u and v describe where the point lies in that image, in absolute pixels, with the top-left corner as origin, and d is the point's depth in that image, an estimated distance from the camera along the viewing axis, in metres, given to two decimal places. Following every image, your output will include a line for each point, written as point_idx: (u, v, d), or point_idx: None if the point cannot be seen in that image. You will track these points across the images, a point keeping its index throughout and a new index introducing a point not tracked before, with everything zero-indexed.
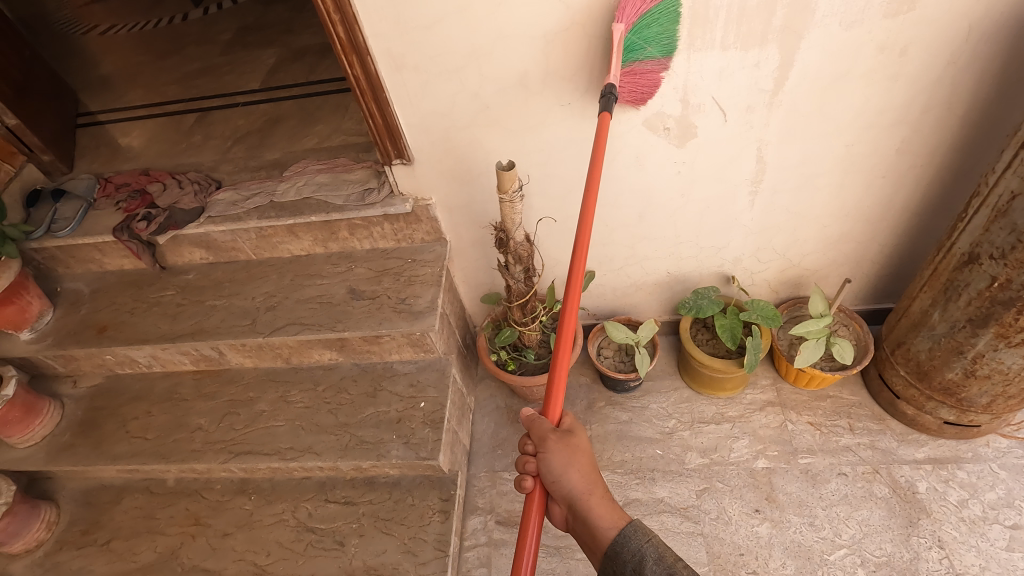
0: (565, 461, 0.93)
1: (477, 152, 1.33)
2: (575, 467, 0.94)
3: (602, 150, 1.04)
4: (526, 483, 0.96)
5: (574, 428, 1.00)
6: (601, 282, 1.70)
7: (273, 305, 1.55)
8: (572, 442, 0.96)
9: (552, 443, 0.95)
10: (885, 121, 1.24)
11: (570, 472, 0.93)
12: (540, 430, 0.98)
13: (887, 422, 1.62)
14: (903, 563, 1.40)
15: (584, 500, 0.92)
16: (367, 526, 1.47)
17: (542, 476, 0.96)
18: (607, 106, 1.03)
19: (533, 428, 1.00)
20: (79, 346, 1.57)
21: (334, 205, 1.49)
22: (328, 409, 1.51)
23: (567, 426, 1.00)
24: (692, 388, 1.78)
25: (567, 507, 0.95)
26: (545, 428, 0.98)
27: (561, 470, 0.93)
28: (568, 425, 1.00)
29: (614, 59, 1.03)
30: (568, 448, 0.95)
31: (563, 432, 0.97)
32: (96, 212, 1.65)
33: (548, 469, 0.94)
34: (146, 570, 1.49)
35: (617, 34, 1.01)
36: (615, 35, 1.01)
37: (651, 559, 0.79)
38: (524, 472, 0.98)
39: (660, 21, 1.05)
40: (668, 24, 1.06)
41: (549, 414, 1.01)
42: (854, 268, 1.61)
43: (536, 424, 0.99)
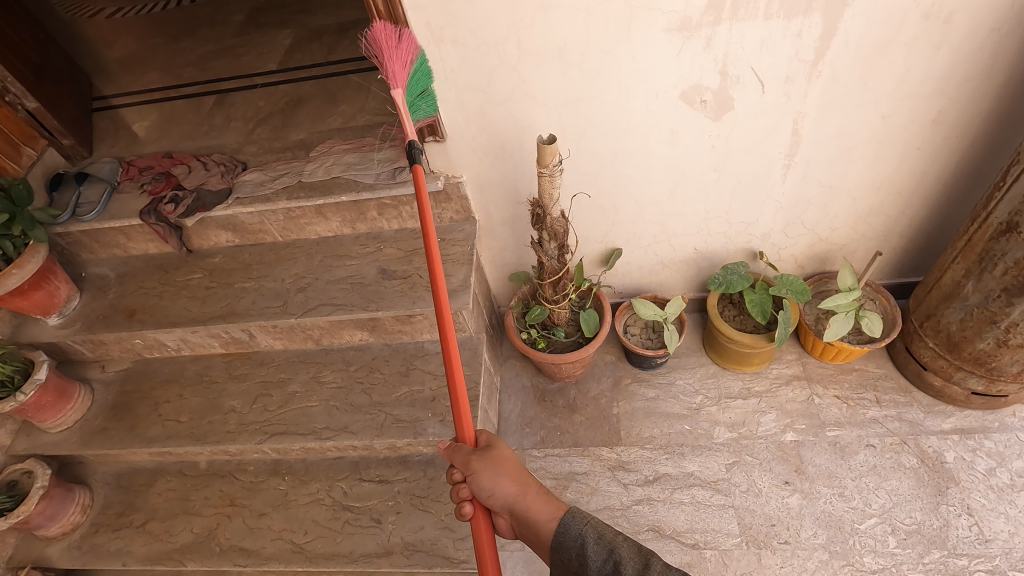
0: (492, 473, 0.94)
1: (513, 127, 1.33)
2: (504, 475, 0.94)
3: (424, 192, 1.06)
4: (465, 510, 0.95)
5: (492, 441, 1.00)
6: (628, 260, 1.71)
7: (304, 286, 1.55)
8: (493, 455, 0.96)
9: (477, 461, 0.95)
10: (924, 91, 1.24)
11: (501, 482, 0.93)
12: (461, 456, 0.97)
13: (913, 394, 1.64)
14: (934, 531, 1.42)
15: (522, 501, 0.92)
16: (403, 503, 1.48)
17: (477, 497, 0.95)
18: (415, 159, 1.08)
19: (455, 456, 0.99)
20: (109, 330, 1.57)
21: (365, 183, 1.48)
22: (361, 389, 1.52)
23: (485, 441, 1.01)
24: (718, 364, 1.79)
25: (509, 515, 0.95)
26: (465, 453, 0.97)
27: (492, 483, 0.94)
28: (485, 438, 1.00)
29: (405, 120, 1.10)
30: (491, 463, 0.95)
31: (482, 450, 0.98)
32: (121, 195, 1.64)
33: (480, 488, 0.94)
34: (184, 550, 1.50)
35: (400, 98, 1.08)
36: (399, 99, 1.08)
37: (591, 540, 0.84)
38: (461, 500, 0.97)
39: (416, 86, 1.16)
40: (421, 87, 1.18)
41: (465, 435, 1.00)
42: (882, 241, 1.61)
43: (456, 450, 0.99)
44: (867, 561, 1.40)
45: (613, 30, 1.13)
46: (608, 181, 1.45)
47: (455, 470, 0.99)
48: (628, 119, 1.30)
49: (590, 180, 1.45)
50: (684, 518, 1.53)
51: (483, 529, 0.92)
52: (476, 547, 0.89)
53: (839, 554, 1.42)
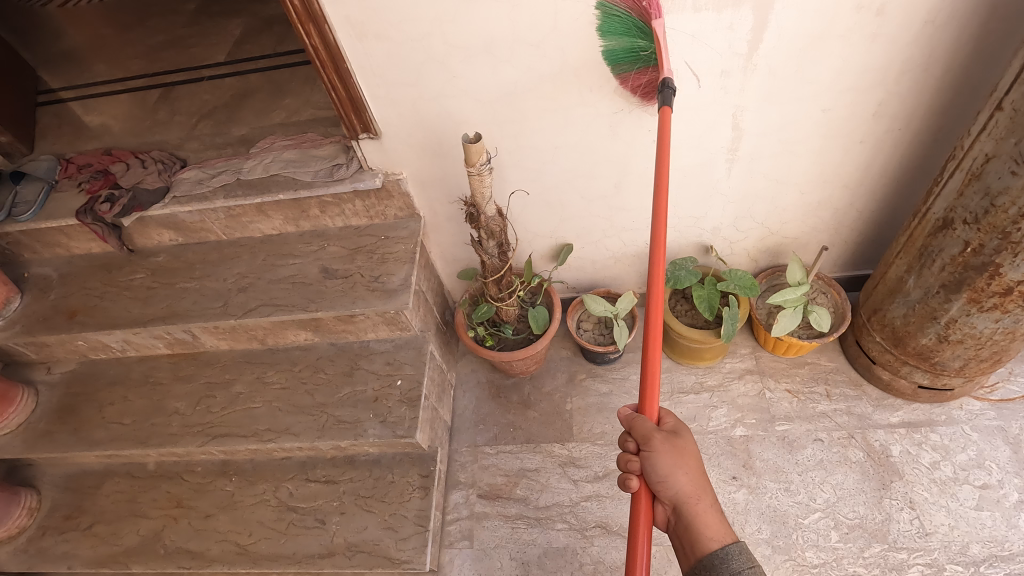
0: (674, 463, 0.93)
1: (446, 123, 1.29)
2: (683, 471, 0.93)
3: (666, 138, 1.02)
4: (631, 482, 0.95)
5: (679, 429, 0.99)
6: (580, 254, 1.68)
7: (245, 286, 1.52)
8: (679, 446, 0.95)
9: (661, 444, 0.94)
10: (863, 84, 1.21)
11: (678, 474, 0.93)
12: (642, 429, 0.97)
13: (863, 387, 1.63)
14: (876, 525, 1.43)
15: (691, 504, 0.92)
16: (349, 504, 1.48)
17: (647, 476, 0.95)
18: (666, 99, 1.02)
19: (635, 425, 0.99)
20: (50, 332, 1.54)
21: (303, 181, 1.45)
22: (305, 389, 1.50)
23: (670, 427, 1.00)
24: (672, 358, 1.78)
25: (671, 509, 0.95)
26: (648, 427, 0.97)
27: (668, 472, 0.93)
28: (672, 426, 1.00)
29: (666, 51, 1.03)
30: (675, 451, 0.94)
31: (667, 433, 0.97)
32: (58, 194, 1.60)
33: (653, 470, 0.94)
34: (130, 553, 1.49)
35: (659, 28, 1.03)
36: (660, 30, 1.02)
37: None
38: (628, 470, 0.97)
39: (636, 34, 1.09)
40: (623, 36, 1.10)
41: (646, 410, 1.00)
42: (832, 235, 1.60)
43: (638, 422, 0.98)
44: (808, 556, 1.41)
45: (540, 24, 1.10)
46: (551, 176, 1.42)
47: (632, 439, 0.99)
48: (566, 114, 1.27)
49: (532, 176, 1.43)
50: None
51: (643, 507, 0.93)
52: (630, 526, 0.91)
53: (781, 549, 1.43)
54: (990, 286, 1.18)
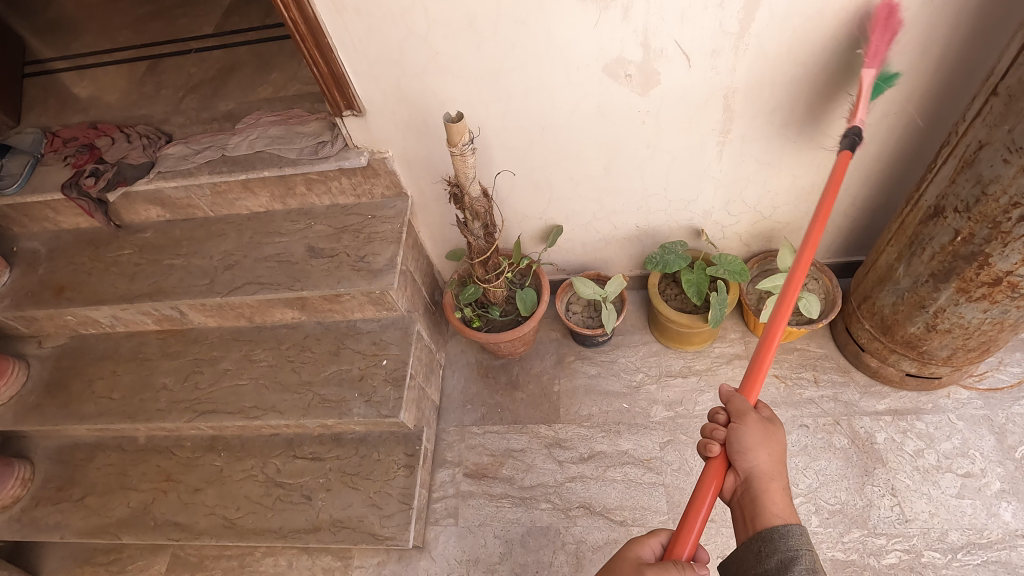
0: (760, 439, 0.97)
1: (432, 101, 1.27)
2: (766, 450, 0.96)
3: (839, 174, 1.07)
4: (712, 446, 1.00)
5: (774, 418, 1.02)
6: (570, 237, 1.67)
7: (231, 264, 1.52)
8: (769, 428, 0.98)
9: (752, 420, 0.99)
10: (858, 66, 1.18)
11: (760, 450, 0.96)
12: (739, 405, 1.02)
13: (851, 374, 1.63)
14: (856, 511, 1.43)
15: (764, 481, 0.94)
16: (335, 481, 1.49)
17: (728, 447, 0.99)
18: (850, 145, 1.08)
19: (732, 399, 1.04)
20: (38, 307, 1.55)
21: (288, 158, 1.43)
22: (292, 367, 1.51)
23: (765, 414, 1.03)
24: (662, 342, 1.77)
25: (742, 482, 0.98)
26: (744, 406, 1.02)
27: (751, 446, 0.96)
28: (768, 413, 1.02)
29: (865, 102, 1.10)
30: (761, 430, 0.98)
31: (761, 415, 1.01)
32: (44, 167, 1.59)
33: (736, 440, 0.98)
34: (121, 525, 1.52)
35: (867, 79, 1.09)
36: (867, 80, 1.09)
37: (804, 567, 0.83)
38: (711, 436, 1.03)
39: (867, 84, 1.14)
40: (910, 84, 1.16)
41: (748, 395, 1.06)
42: (826, 220, 1.58)
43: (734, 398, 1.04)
44: None
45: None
46: (539, 156, 1.40)
47: (724, 412, 1.04)
48: (553, 93, 1.24)
49: (520, 157, 1.41)
50: (615, 495, 1.55)
51: (715, 472, 1.00)
52: (698, 484, 0.99)
53: None
54: (979, 275, 1.16)
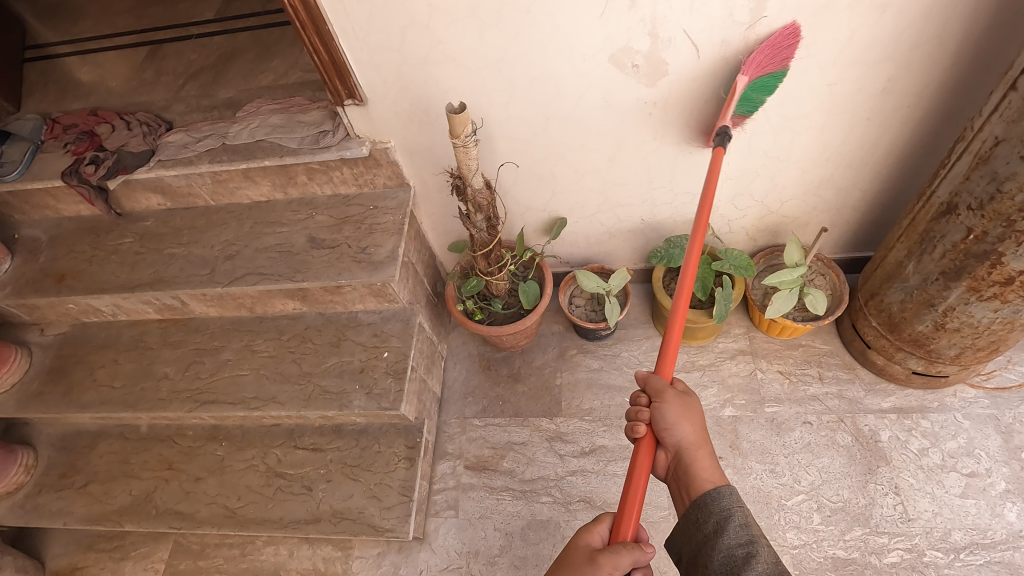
0: (681, 412, 1.02)
1: (435, 91, 1.25)
2: (688, 421, 1.02)
3: (715, 178, 1.15)
4: (639, 428, 1.03)
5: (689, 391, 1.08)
6: (574, 229, 1.65)
7: (232, 254, 1.50)
8: (688, 401, 1.04)
9: (672, 397, 1.04)
10: (871, 57, 1.15)
11: (684, 424, 1.01)
12: (656, 384, 1.06)
13: (856, 371, 1.61)
14: (858, 509, 1.43)
15: (692, 451, 1.00)
16: (335, 472, 1.49)
17: (654, 426, 1.03)
18: (721, 143, 1.16)
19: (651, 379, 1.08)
20: (39, 295, 1.54)
21: (288, 147, 1.41)
22: (292, 358, 1.50)
23: (681, 387, 1.08)
24: (665, 336, 1.76)
25: (672, 455, 1.03)
26: (661, 384, 1.06)
27: (676, 421, 1.01)
28: (683, 387, 1.08)
29: (731, 103, 1.15)
30: (682, 403, 1.03)
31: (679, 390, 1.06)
32: (44, 155, 1.58)
33: (661, 418, 1.02)
34: (123, 512, 1.53)
35: (739, 84, 1.12)
36: (738, 85, 1.12)
37: (736, 523, 0.89)
38: (637, 419, 1.06)
39: (753, 92, 1.17)
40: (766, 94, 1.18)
41: (662, 371, 1.10)
42: (834, 215, 1.55)
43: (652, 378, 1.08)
44: (790, 537, 1.42)
45: None
46: (542, 148, 1.38)
47: (645, 394, 1.08)
48: (558, 84, 1.22)
49: (523, 148, 1.38)
50: (616, 490, 1.55)
51: (645, 451, 1.02)
52: (630, 465, 1.00)
53: (763, 529, 1.44)
54: (991, 275, 1.14)
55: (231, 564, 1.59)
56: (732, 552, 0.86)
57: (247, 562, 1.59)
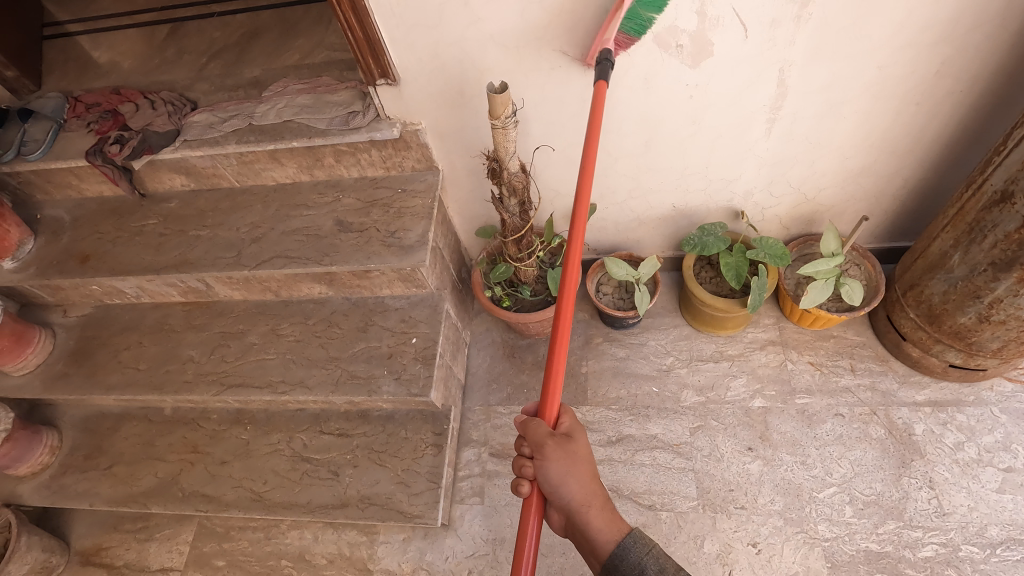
0: (565, 470, 0.95)
1: (470, 71, 1.21)
2: (575, 477, 0.95)
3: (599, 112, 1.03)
4: (523, 489, 0.97)
5: (573, 431, 1.02)
6: (603, 215, 1.62)
7: (258, 237, 1.48)
8: (571, 451, 0.97)
9: (555, 453, 0.96)
10: (926, 39, 1.11)
11: (570, 482, 0.95)
12: (536, 437, 0.98)
13: (889, 363, 1.59)
14: (891, 502, 1.41)
15: (583, 508, 0.95)
16: (362, 457, 1.49)
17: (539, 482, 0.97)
18: (603, 73, 1.04)
19: (531, 431, 0.99)
20: (63, 276, 1.53)
21: (317, 128, 1.38)
22: (319, 343, 1.49)
23: (565, 430, 1.02)
24: (693, 326, 1.73)
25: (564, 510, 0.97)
26: (542, 435, 0.98)
27: (561, 481, 0.95)
28: (565, 432, 1.01)
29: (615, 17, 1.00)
30: (565, 457, 0.96)
31: (560, 438, 0.99)
32: (67, 134, 1.55)
33: (546, 478, 0.96)
34: (148, 494, 1.53)
35: None
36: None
37: None
38: (521, 476, 0.99)
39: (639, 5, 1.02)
40: (655, 10, 1.03)
41: (544, 414, 1.02)
42: (872, 204, 1.51)
43: (530, 432, 0.99)
44: (821, 529, 1.40)
45: None
46: (577, 131, 1.34)
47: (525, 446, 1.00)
48: None
49: (556, 132, 1.35)
50: (644, 479, 1.53)
51: (535, 514, 0.96)
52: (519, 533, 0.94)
53: (794, 521, 1.42)
54: None
55: (256, 547, 1.60)
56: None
57: (272, 546, 1.59)
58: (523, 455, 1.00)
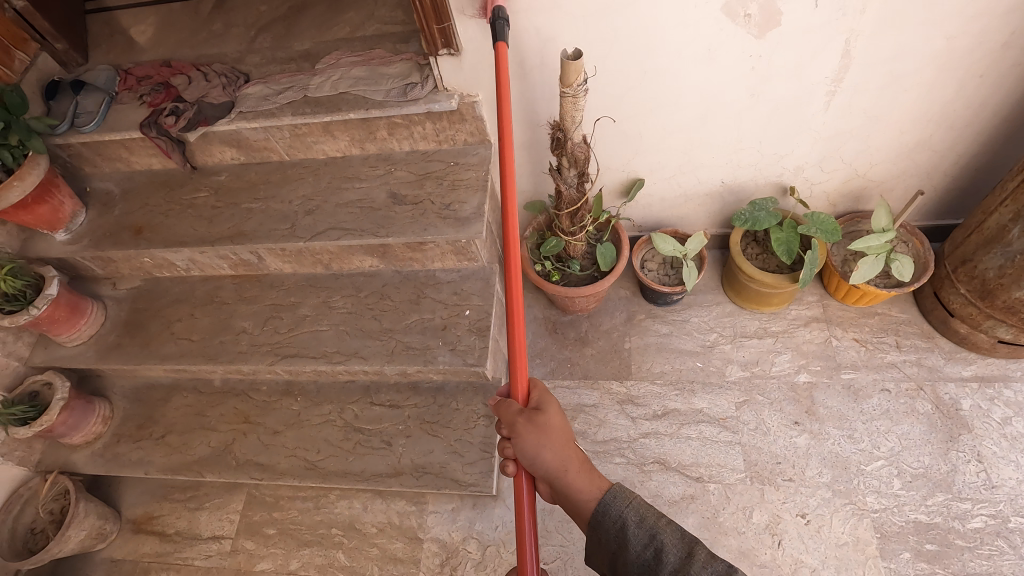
0: (536, 440, 0.97)
1: (533, 41, 1.21)
2: (547, 444, 0.97)
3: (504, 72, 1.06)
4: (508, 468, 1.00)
5: (544, 403, 1.03)
6: (650, 191, 1.62)
7: (312, 209, 1.49)
8: (540, 421, 0.99)
9: (523, 426, 0.99)
10: (998, 9, 1.10)
11: (543, 451, 0.97)
12: (508, 415, 1.01)
13: (935, 340, 1.60)
14: (940, 475, 1.43)
15: (561, 474, 0.96)
16: (414, 428, 1.51)
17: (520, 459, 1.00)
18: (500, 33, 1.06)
19: (505, 414, 1.02)
20: (117, 248, 1.54)
21: (374, 100, 1.38)
22: (372, 315, 1.50)
23: (537, 404, 1.03)
24: (736, 302, 1.74)
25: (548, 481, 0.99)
26: (512, 413, 1.01)
27: (535, 451, 0.97)
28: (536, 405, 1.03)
29: None
30: (536, 428, 0.98)
31: (531, 412, 1.01)
32: (120, 106, 1.56)
33: (522, 452, 0.98)
34: (202, 463, 1.56)
35: None
36: None
37: (631, 525, 0.88)
38: (505, 457, 1.03)
39: None
40: None
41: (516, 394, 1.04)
42: (923, 180, 1.51)
43: (503, 416, 1.02)
44: (869, 501, 1.42)
45: None
46: (634, 104, 1.34)
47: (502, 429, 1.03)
48: (663, 34, 1.17)
49: (614, 105, 1.35)
50: (690, 452, 1.55)
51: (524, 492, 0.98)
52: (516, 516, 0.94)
53: (842, 493, 1.44)
54: None
55: (306, 516, 1.62)
56: (643, 558, 0.85)
57: (322, 515, 1.62)
58: (501, 439, 1.04)
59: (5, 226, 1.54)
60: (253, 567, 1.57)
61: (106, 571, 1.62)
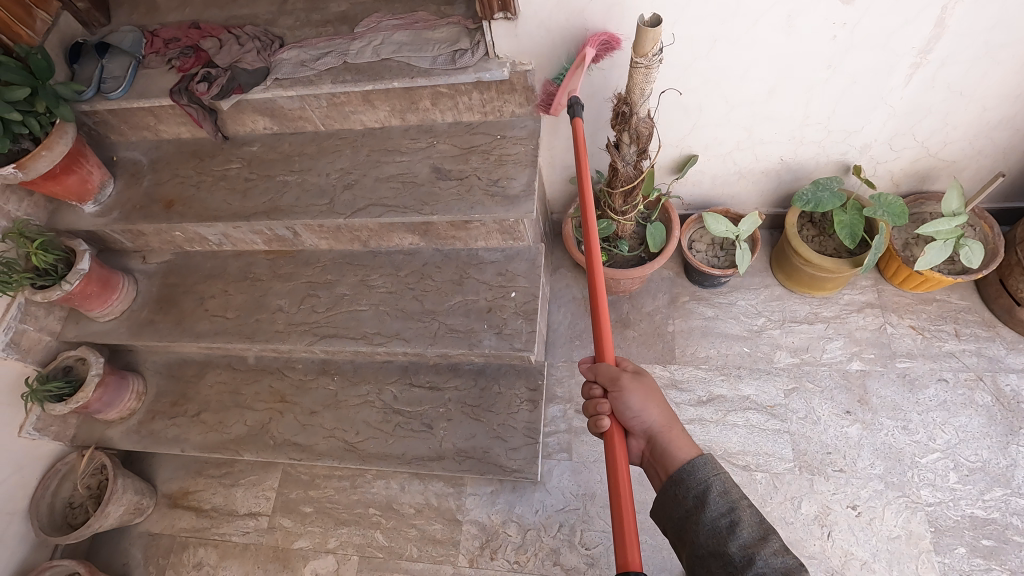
0: (644, 396, 0.95)
1: (598, 5, 1.12)
2: (653, 402, 0.95)
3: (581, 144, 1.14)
4: (604, 421, 0.95)
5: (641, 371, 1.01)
6: (703, 168, 1.54)
7: (351, 183, 1.42)
8: (645, 381, 0.97)
9: (628, 381, 0.96)
10: None
11: (649, 407, 0.94)
12: (609, 372, 0.98)
13: (997, 329, 1.54)
14: (999, 470, 1.38)
15: (663, 431, 0.93)
16: (455, 411, 1.48)
17: (618, 414, 0.96)
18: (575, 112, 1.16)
19: (602, 372, 0.99)
20: (148, 221, 1.48)
21: (418, 67, 1.30)
22: (413, 295, 1.45)
23: (632, 368, 1.01)
24: (786, 286, 1.68)
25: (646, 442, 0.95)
26: (615, 370, 0.98)
27: (641, 406, 0.94)
28: (636, 367, 1.01)
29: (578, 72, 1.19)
30: (643, 387, 0.96)
31: (633, 373, 0.99)
32: (147, 71, 1.48)
33: (625, 406, 0.95)
34: (239, 441, 1.53)
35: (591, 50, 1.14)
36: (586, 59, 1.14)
37: (715, 491, 0.82)
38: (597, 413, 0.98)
39: None
40: None
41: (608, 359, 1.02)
42: (999, 161, 1.42)
43: (602, 369, 0.99)
44: (924, 494, 1.38)
45: None
46: (700, 75, 1.25)
47: (600, 385, 1.00)
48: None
49: (678, 76, 1.26)
50: (737, 440, 1.50)
51: (619, 443, 0.93)
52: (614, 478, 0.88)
53: (895, 485, 1.40)
54: None
55: (343, 495, 1.60)
56: (715, 524, 0.79)
57: (359, 495, 1.60)
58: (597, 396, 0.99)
59: (32, 197, 1.49)
60: (290, 545, 1.57)
61: (144, 545, 1.62)
